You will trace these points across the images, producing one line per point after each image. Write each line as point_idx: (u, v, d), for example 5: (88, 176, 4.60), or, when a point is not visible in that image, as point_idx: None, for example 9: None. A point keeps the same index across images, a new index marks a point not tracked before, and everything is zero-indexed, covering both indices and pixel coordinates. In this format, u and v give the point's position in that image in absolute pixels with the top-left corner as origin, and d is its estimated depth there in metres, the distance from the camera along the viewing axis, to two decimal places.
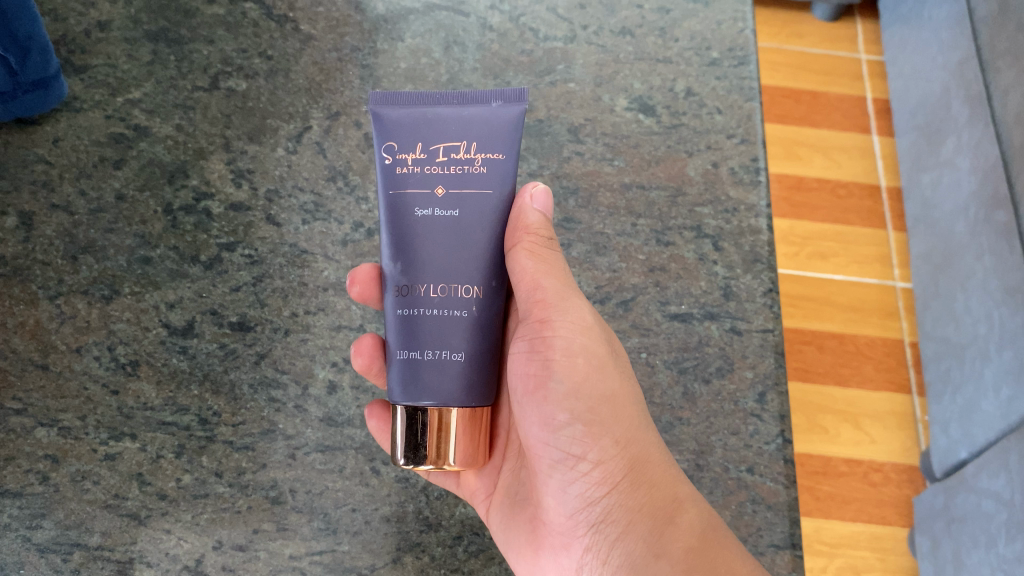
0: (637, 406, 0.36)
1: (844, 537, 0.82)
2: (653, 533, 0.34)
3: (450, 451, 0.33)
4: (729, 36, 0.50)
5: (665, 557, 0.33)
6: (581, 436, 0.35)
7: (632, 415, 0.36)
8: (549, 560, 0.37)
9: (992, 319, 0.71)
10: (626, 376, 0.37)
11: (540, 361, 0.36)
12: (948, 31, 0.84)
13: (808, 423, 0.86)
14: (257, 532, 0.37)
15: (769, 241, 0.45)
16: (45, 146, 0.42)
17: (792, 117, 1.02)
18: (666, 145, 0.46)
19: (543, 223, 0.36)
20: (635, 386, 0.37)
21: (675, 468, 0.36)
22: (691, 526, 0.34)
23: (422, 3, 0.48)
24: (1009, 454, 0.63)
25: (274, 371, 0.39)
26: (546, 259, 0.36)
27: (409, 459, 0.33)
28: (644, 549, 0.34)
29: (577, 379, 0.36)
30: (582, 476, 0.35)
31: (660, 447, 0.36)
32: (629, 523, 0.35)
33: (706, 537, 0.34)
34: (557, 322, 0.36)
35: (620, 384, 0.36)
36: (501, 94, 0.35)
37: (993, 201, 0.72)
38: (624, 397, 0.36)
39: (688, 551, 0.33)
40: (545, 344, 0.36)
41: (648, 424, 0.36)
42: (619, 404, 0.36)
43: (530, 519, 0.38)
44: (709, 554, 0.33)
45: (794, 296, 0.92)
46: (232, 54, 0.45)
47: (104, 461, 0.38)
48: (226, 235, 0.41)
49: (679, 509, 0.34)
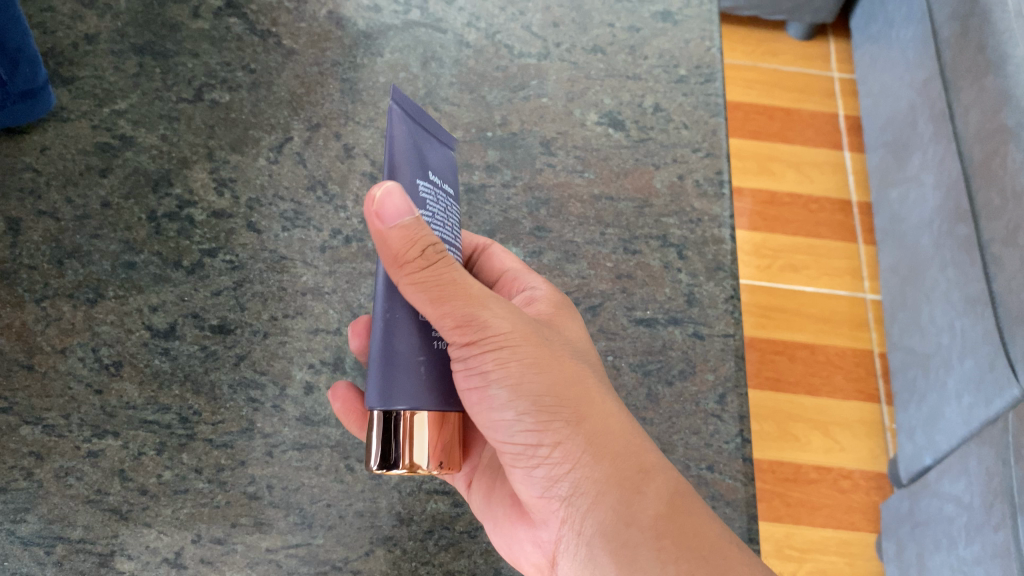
0: (586, 384, 0.37)
1: (814, 542, 0.84)
2: (622, 501, 0.35)
3: (421, 449, 0.33)
4: (697, 54, 0.53)
5: (636, 525, 0.35)
6: (532, 427, 0.36)
7: (575, 395, 0.36)
8: (527, 533, 0.40)
9: (954, 328, 0.74)
10: (563, 362, 0.37)
11: (476, 376, 0.35)
12: (914, 51, 0.87)
13: (779, 431, 0.88)
14: (234, 527, 0.38)
15: (732, 251, 0.47)
16: (33, 155, 0.44)
17: (765, 133, 1.05)
18: (635, 158, 0.48)
19: (405, 240, 0.32)
20: (579, 366, 0.37)
21: (637, 437, 0.37)
22: (658, 493, 0.35)
23: (401, 20, 0.50)
24: (968, 459, 0.66)
25: (253, 372, 0.41)
26: (434, 280, 0.33)
27: (381, 463, 0.33)
28: (614, 518, 0.35)
29: (514, 380, 0.36)
30: (542, 460, 0.37)
31: (617, 419, 0.37)
32: (599, 494, 0.36)
33: (673, 503, 0.35)
34: (482, 335, 0.35)
35: (559, 370, 0.37)
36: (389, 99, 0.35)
37: (956, 215, 0.75)
38: (567, 379, 0.37)
39: (657, 517, 0.35)
40: (477, 361, 0.35)
41: (598, 400, 0.37)
42: (562, 389, 0.36)
43: (509, 496, 0.41)
44: (679, 519, 0.35)
45: (767, 308, 0.94)
46: (216, 66, 0.47)
47: (87, 457, 0.38)
48: (208, 242, 0.43)
49: (646, 478, 0.36)
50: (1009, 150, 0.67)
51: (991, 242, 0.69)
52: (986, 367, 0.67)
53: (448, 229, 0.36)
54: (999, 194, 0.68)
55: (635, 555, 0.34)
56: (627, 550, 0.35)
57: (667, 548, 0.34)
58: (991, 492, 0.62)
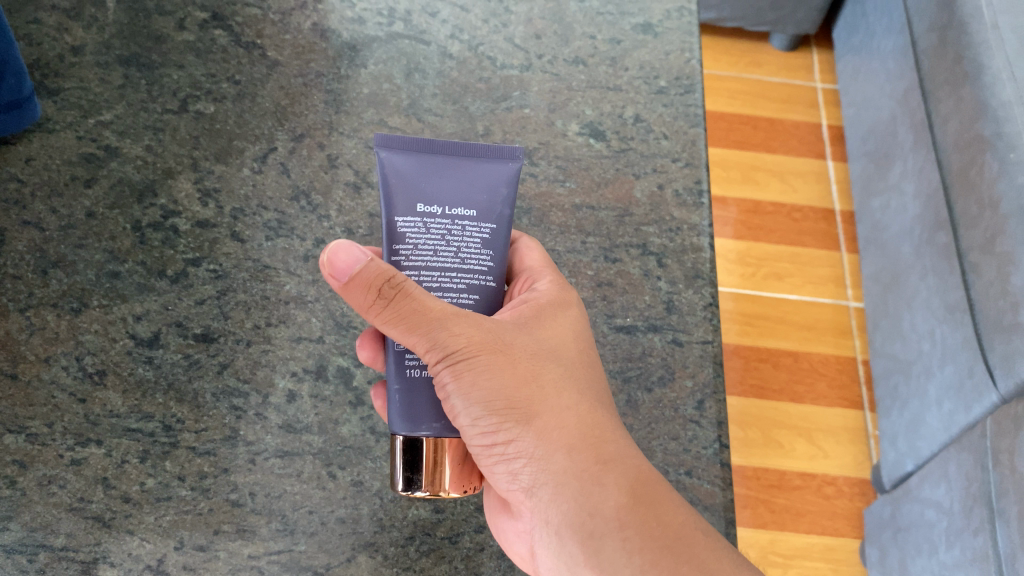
0: (541, 380, 0.37)
1: (798, 549, 0.86)
2: (582, 493, 0.36)
3: (441, 476, 0.35)
4: (677, 66, 0.54)
5: (599, 516, 0.36)
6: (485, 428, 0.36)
7: (529, 394, 0.36)
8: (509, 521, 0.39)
9: (935, 335, 0.75)
10: (521, 361, 0.36)
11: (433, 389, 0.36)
12: (895, 62, 0.89)
13: (764, 438, 0.90)
14: (217, 534, 0.38)
15: (711, 259, 0.47)
16: (17, 166, 0.44)
17: (750, 143, 1.08)
18: (615, 168, 0.49)
19: (364, 290, 0.34)
20: (536, 361, 0.37)
21: (593, 428, 0.37)
22: (618, 484, 0.36)
23: (385, 32, 0.51)
24: (948, 464, 0.67)
25: (236, 380, 0.41)
26: (396, 316, 0.34)
27: (405, 488, 0.35)
28: (577, 509, 0.36)
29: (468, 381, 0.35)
30: (499, 460, 0.37)
31: (570, 412, 0.37)
32: (558, 485, 0.37)
33: (635, 493, 0.36)
34: (440, 351, 0.35)
35: (512, 369, 0.36)
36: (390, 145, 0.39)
37: (936, 223, 0.76)
38: (521, 378, 0.36)
39: (620, 508, 0.36)
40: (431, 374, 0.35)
41: (555, 396, 0.37)
42: (513, 390, 0.36)
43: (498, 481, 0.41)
44: (641, 509, 0.36)
45: (751, 315, 0.97)
46: (201, 78, 0.48)
47: (71, 466, 0.39)
48: (192, 251, 0.43)
49: (606, 470, 0.36)
50: (986, 159, 0.68)
51: (969, 251, 0.70)
52: (966, 373, 0.69)
53: (444, 254, 0.37)
54: (977, 204, 0.69)
55: (601, 546, 0.36)
56: (594, 541, 0.36)
57: (632, 539, 0.36)
58: (970, 497, 0.63)
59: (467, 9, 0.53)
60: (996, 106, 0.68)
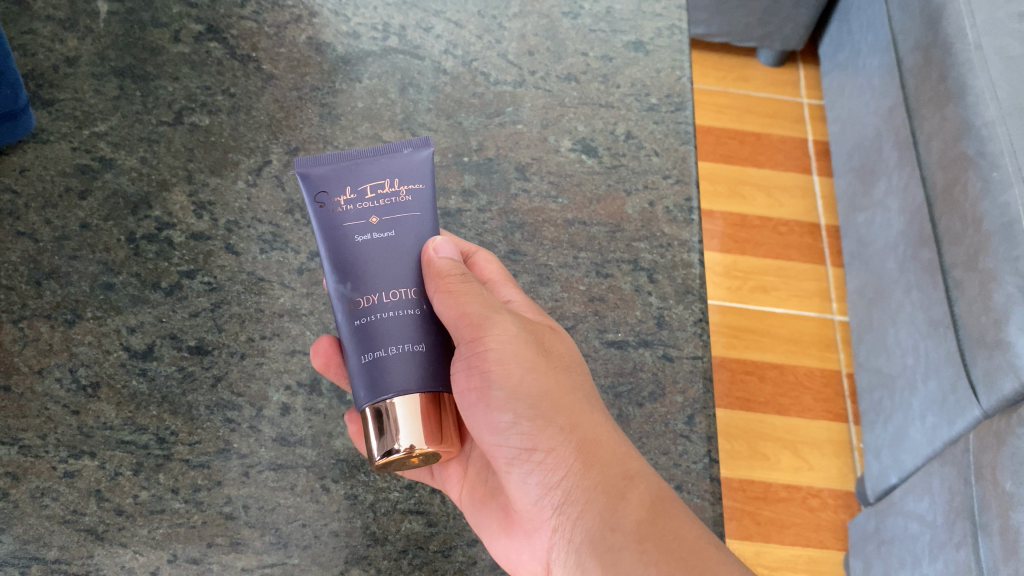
0: (577, 394, 0.39)
1: (784, 560, 0.87)
2: (607, 508, 0.37)
3: (413, 431, 0.34)
4: (667, 84, 0.54)
5: (619, 530, 0.37)
6: (528, 431, 0.39)
7: (568, 403, 0.39)
8: (523, 542, 0.41)
9: (918, 350, 0.76)
10: (559, 372, 0.39)
11: (477, 375, 0.38)
12: (880, 79, 0.91)
13: (750, 450, 0.92)
14: (210, 547, 0.38)
15: (700, 275, 0.48)
16: (12, 176, 0.45)
17: (737, 157, 1.11)
18: (607, 184, 0.50)
19: (452, 265, 0.37)
20: (575, 375, 0.40)
21: (624, 443, 0.38)
22: (641, 500, 0.37)
23: (380, 47, 0.52)
24: (931, 478, 0.68)
25: (230, 394, 0.41)
26: (467, 292, 0.37)
27: (384, 454, 0.34)
28: (600, 524, 0.37)
29: (513, 383, 0.39)
30: (537, 465, 0.39)
31: (606, 426, 0.39)
32: (587, 502, 0.38)
33: (656, 508, 0.37)
34: (495, 342, 0.38)
35: (553, 380, 0.39)
36: (409, 143, 0.38)
37: (919, 239, 0.78)
38: (560, 387, 0.39)
39: (639, 522, 0.37)
40: (481, 361, 0.38)
41: (594, 408, 0.39)
42: (557, 396, 0.39)
43: (503, 508, 0.42)
44: (659, 522, 0.36)
45: (736, 329, 0.99)
46: (196, 90, 0.49)
47: (63, 478, 0.38)
48: (186, 263, 0.43)
49: (631, 485, 0.37)
50: (969, 177, 0.69)
51: (953, 267, 0.71)
52: (949, 388, 0.70)
53: None
54: (960, 221, 0.70)
55: (617, 559, 0.36)
56: (611, 555, 0.36)
57: (649, 551, 0.36)
58: (953, 510, 0.64)
59: (461, 25, 0.54)
60: (979, 124, 0.69)
